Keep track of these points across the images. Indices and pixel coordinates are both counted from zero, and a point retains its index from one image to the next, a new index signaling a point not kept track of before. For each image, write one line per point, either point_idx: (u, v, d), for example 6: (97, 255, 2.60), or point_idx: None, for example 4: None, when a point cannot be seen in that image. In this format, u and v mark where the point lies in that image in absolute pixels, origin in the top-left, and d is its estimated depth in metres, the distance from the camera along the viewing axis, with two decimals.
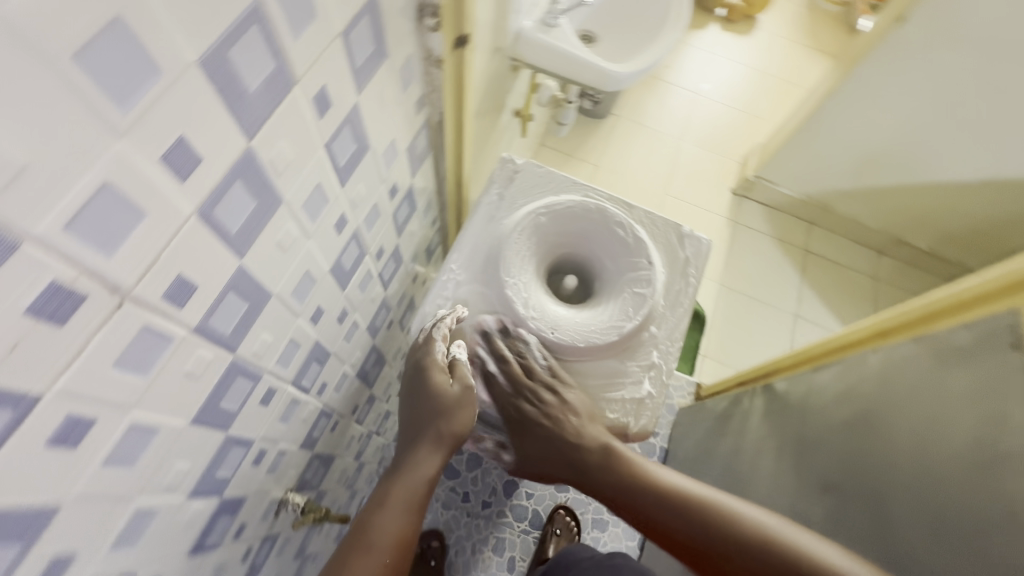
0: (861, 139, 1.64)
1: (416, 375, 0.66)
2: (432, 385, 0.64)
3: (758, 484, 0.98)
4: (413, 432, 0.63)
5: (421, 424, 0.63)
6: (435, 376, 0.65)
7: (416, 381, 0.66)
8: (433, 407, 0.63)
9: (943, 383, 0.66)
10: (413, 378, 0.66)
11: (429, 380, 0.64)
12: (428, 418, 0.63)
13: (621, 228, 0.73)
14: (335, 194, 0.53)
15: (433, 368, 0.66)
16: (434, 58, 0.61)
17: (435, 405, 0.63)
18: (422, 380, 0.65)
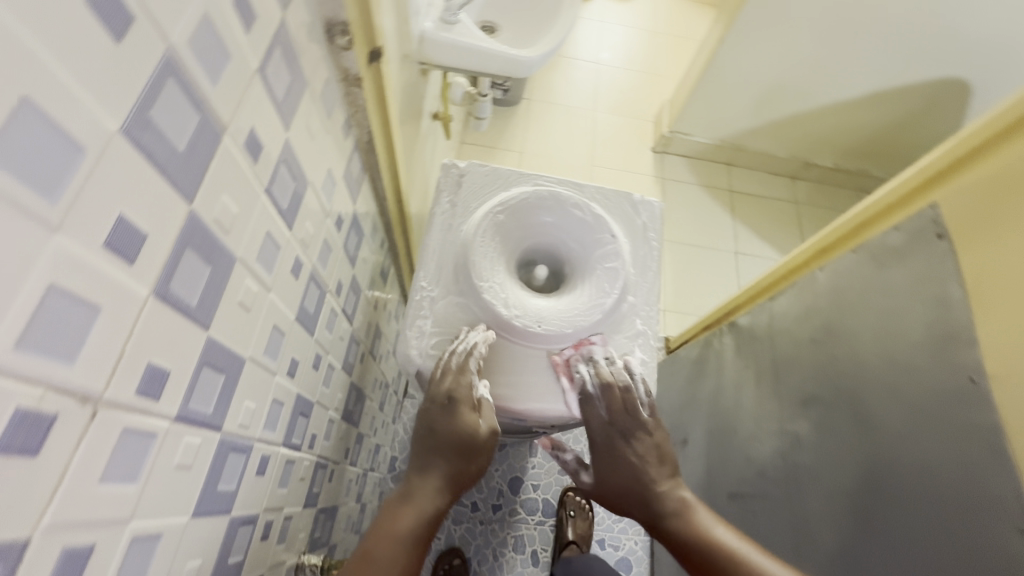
0: (756, 79, 1.75)
1: (436, 410, 0.65)
2: (455, 419, 0.63)
3: (746, 415, 1.04)
4: (426, 459, 0.62)
5: (436, 455, 0.62)
6: (459, 408, 0.64)
7: (437, 415, 0.64)
8: (457, 440, 0.62)
9: (889, 282, 0.72)
10: (429, 413, 0.65)
11: (452, 416, 0.63)
12: (447, 451, 0.62)
13: (578, 208, 0.74)
14: (285, 238, 0.50)
15: (456, 401, 0.64)
16: (352, 77, 0.59)
17: (460, 439, 0.62)
18: (445, 416, 0.63)
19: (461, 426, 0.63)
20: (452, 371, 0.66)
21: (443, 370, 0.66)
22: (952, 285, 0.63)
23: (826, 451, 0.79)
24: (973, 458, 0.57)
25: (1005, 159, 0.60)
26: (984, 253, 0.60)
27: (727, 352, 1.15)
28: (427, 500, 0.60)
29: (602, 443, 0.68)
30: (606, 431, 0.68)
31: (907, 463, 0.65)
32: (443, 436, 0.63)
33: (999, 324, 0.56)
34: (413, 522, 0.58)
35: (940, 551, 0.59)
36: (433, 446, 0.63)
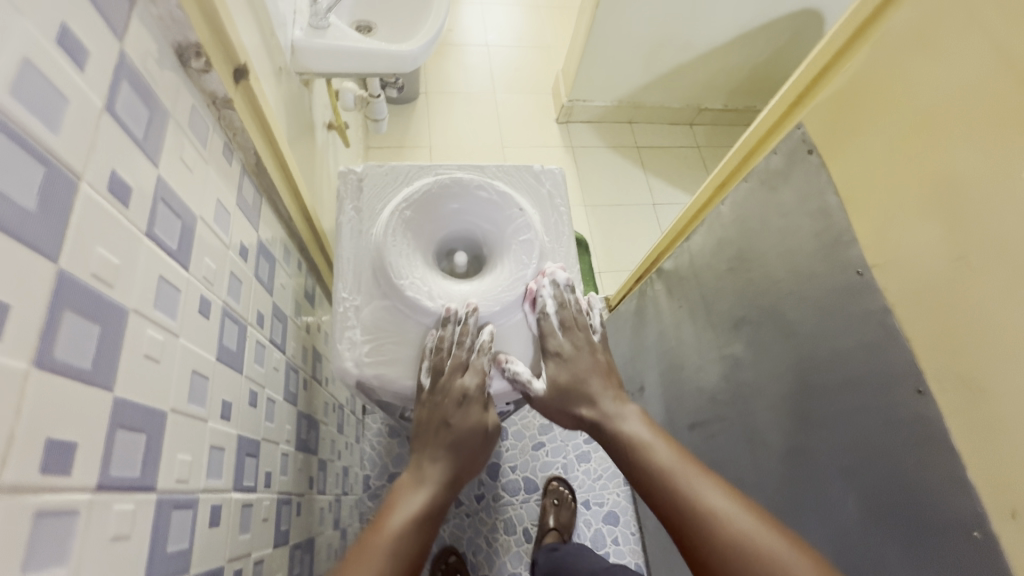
0: (638, 37, 1.82)
1: (450, 406, 0.68)
2: (468, 415, 0.68)
3: (686, 352, 1.10)
4: (435, 449, 0.66)
5: (448, 447, 0.66)
6: (472, 404, 0.68)
7: (452, 412, 0.67)
8: (472, 432, 0.67)
9: (777, 202, 0.79)
10: (442, 408, 0.68)
11: (466, 412, 0.68)
12: (460, 444, 0.66)
13: (482, 189, 0.74)
14: (184, 280, 0.47)
15: (469, 399, 0.68)
16: (221, 99, 0.56)
17: (471, 431, 0.67)
18: (462, 412, 0.68)
19: (475, 422, 0.68)
20: (462, 370, 0.69)
21: (455, 368, 0.68)
22: (829, 194, 0.69)
23: (757, 365, 0.86)
24: (873, 339, 0.63)
25: (849, 72, 0.67)
26: (847, 161, 0.66)
27: (659, 298, 1.21)
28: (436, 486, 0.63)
29: (579, 364, 0.73)
30: (586, 353, 0.74)
31: (825, 359, 0.70)
32: (456, 430, 0.67)
33: (870, 220, 0.63)
34: (425, 502, 0.60)
35: (863, 426, 0.65)
36: (446, 439, 0.66)
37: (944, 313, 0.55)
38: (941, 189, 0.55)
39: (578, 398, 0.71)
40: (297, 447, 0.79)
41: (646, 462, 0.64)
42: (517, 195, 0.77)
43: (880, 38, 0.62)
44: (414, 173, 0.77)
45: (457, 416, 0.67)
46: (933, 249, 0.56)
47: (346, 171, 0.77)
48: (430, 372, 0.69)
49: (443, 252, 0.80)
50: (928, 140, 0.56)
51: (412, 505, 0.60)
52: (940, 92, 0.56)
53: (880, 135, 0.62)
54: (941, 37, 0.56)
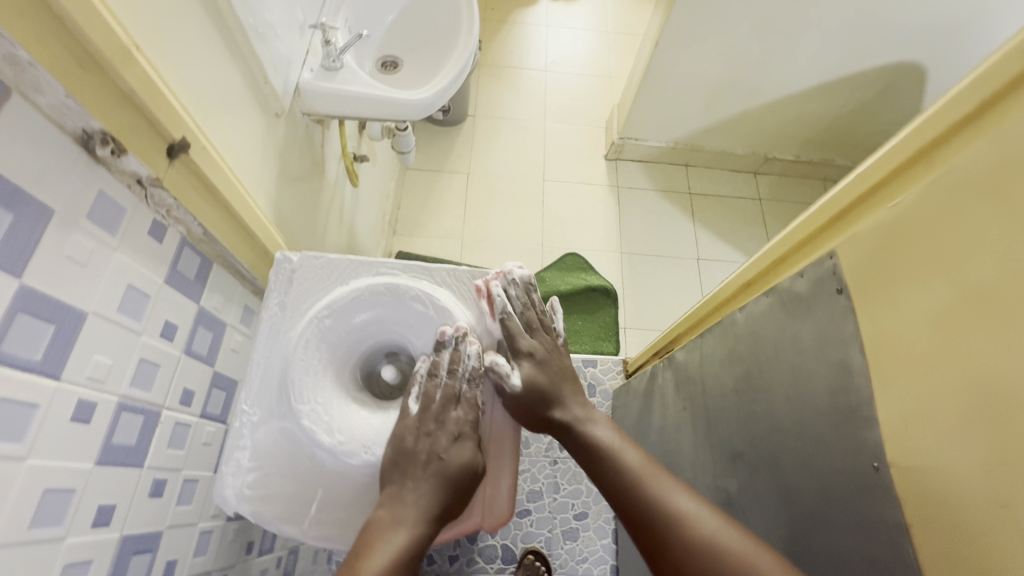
0: (699, 79, 1.66)
1: (444, 440, 0.59)
2: (461, 451, 0.59)
3: (684, 457, 0.97)
4: (417, 476, 0.56)
5: (435, 480, 0.56)
6: (466, 440, 0.60)
7: (443, 444, 0.59)
8: (465, 473, 0.58)
9: (795, 334, 0.65)
10: (433, 442, 0.59)
11: (457, 450, 0.59)
12: (451, 482, 0.57)
13: (419, 301, 0.64)
14: (49, 391, 0.43)
15: (462, 434, 0.60)
16: (147, 178, 0.52)
17: (462, 470, 0.58)
18: (453, 450, 0.59)
19: (469, 458, 0.59)
20: (454, 403, 0.62)
21: (448, 400, 0.61)
22: (853, 350, 0.55)
23: (753, 514, 0.71)
24: (885, 559, 0.49)
25: (898, 205, 0.52)
26: (880, 317, 0.53)
27: (668, 388, 1.08)
28: (424, 522, 0.54)
29: (550, 367, 0.67)
30: (555, 358, 0.68)
31: (824, 549, 0.56)
32: (449, 467, 0.58)
33: (897, 399, 0.49)
34: (409, 542, 0.51)
35: None
36: (433, 473, 0.57)
37: (969, 561, 0.41)
38: (989, 398, 0.41)
39: (552, 399, 0.66)
40: (230, 517, 0.75)
41: (617, 471, 0.60)
42: (458, 307, 0.66)
43: (941, 172, 0.48)
44: (352, 267, 0.66)
45: (449, 452, 0.59)
46: (962, 429, 0.43)
47: (281, 254, 0.66)
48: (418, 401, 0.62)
49: (371, 357, 0.70)
50: (982, 326, 0.42)
51: (395, 545, 0.51)
52: (1007, 268, 0.41)
53: (924, 299, 0.48)
54: (1018, 196, 0.41)
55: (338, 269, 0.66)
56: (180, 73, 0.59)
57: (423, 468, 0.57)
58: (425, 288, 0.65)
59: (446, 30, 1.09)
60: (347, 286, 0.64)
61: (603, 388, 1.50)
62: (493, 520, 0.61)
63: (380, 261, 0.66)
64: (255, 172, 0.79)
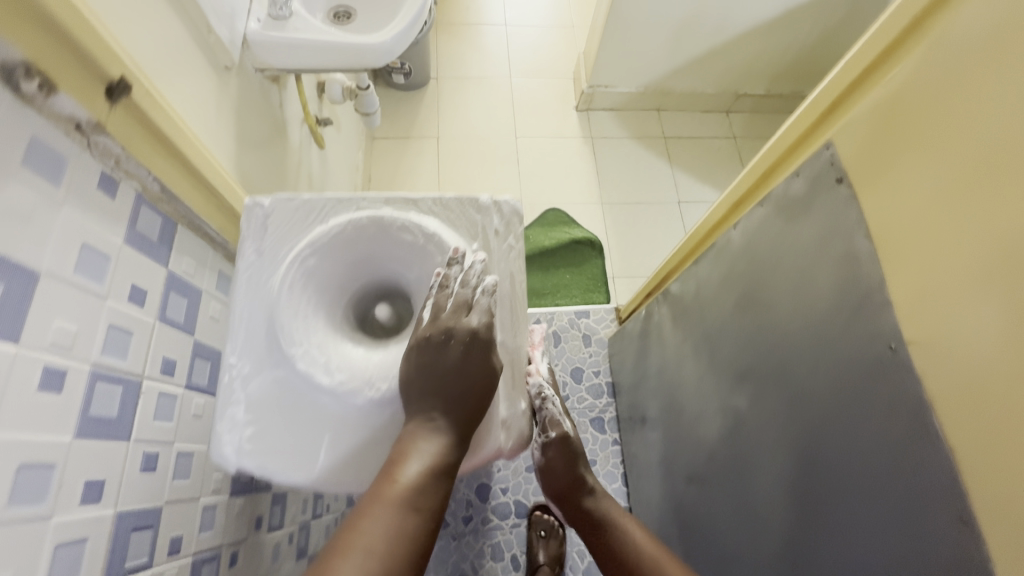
0: (663, 20, 1.61)
1: (457, 352, 0.50)
2: (475, 360, 0.51)
3: (687, 387, 0.97)
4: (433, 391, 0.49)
5: (454, 397, 0.49)
6: (480, 348, 0.51)
7: (458, 357, 0.50)
8: (486, 383, 0.51)
9: (794, 236, 0.63)
10: (446, 357, 0.50)
11: (476, 361, 0.51)
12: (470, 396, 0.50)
13: (407, 232, 0.51)
14: (8, 358, 0.39)
15: (476, 343, 0.51)
16: (88, 123, 0.46)
17: (483, 382, 0.51)
18: (469, 361, 0.50)
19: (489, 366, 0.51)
20: (467, 311, 0.51)
21: (459, 307, 0.51)
22: (859, 238, 0.54)
23: (763, 425, 0.71)
24: (902, 437, 0.49)
25: (892, 80, 0.51)
26: (882, 197, 0.51)
27: (664, 323, 1.07)
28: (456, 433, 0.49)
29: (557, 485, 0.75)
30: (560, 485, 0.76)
31: (840, 440, 0.56)
32: (468, 379, 0.50)
33: (906, 278, 0.49)
34: (444, 452, 0.48)
35: (871, 533, 0.52)
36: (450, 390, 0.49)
37: (981, 420, 0.42)
38: (998, 259, 0.41)
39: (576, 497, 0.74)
40: (233, 493, 0.72)
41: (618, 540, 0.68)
42: (451, 229, 0.54)
43: (940, 36, 0.47)
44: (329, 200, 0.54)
45: (466, 363, 0.50)
46: (975, 301, 0.43)
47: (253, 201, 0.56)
48: (431, 313, 0.52)
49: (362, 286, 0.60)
50: (989, 188, 0.42)
51: (426, 456, 0.47)
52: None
53: (933, 170, 0.47)
54: None
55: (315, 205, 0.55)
56: (107, 11, 0.53)
57: (441, 385, 0.49)
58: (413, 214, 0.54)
59: None
60: (325, 222, 0.53)
61: (597, 337, 1.49)
62: (513, 444, 0.55)
63: (360, 193, 0.55)
64: (208, 133, 0.73)
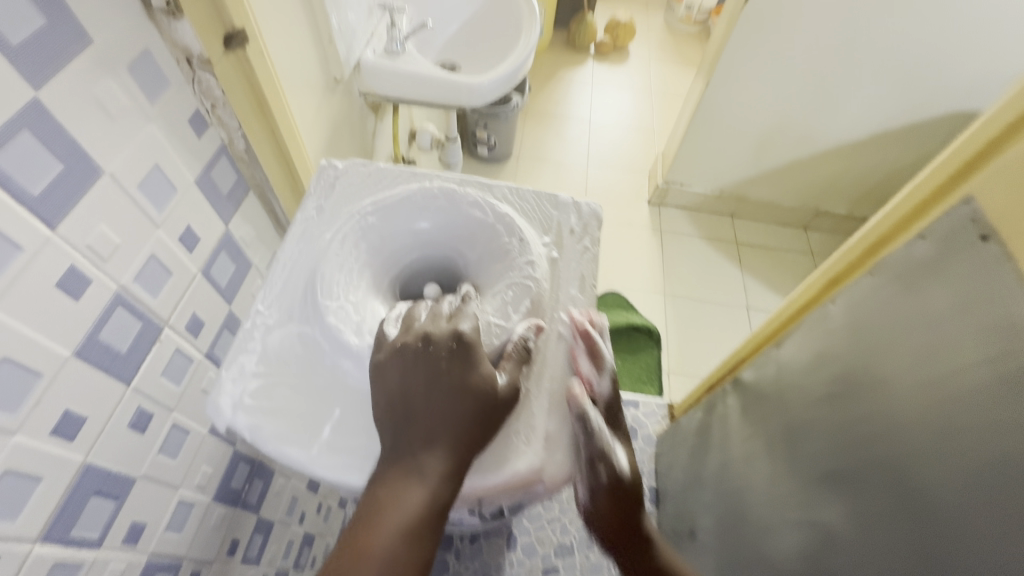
0: (747, 128, 1.62)
1: (435, 366, 0.36)
2: (462, 377, 0.36)
3: (755, 496, 0.80)
4: (404, 436, 0.36)
5: (432, 436, 0.35)
6: (467, 365, 0.36)
7: (439, 368, 0.36)
8: (479, 409, 0.36)
9: (923, 303, 0.53)
10: (415, 378, 0.36)
11: (453, 378, 0.36)
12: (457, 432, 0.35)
13: (478, 208, 0.46)
14: (37, 238, 0.36)
15: (464, 357, 0.37)
16: (198, 58, 0.48)
17: (473, 411, 0.35)
18: (444, 383, 0.36)
19: (479, 379, 0.36)
20: (455, 317, 0.39)
21: (437, 316, 0.39)
22: (1015, 302, 0.44)
23: (865, 552, 0.55)
24: None
25: None
26: None
27: (731, 417, 0.93)
28: (447, 479, 0.34)
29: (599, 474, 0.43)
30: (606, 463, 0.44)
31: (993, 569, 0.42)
32: (451, 411, 0.35)
33: None
34: (429, 508, 0.33)
35: None
36: (424, 429, 0.35)
37: None
38: None
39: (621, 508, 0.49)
40: (214, 499, 0.63)
41: None
42: (526, 222, 0.47)
43: None
44: (402, 175, 0.50)
45: (444, 386, 0.36)
46: None
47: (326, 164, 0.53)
48: (401, 325, 0.39)
49: (413, 281, 0.50)
50: None
51: (400, 518, 0.33)
52: None
53: None
54: None
55: (387, 177, 0.50)
56: None
57: (415, 414, 0.36)
58: (485, 195, 0.47)
59: (507, 36, 1.10)
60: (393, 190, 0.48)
61: (645, 432, 1.33)
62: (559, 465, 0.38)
63: (437, 171, 0.50)
64: (302, 127, 0.76)
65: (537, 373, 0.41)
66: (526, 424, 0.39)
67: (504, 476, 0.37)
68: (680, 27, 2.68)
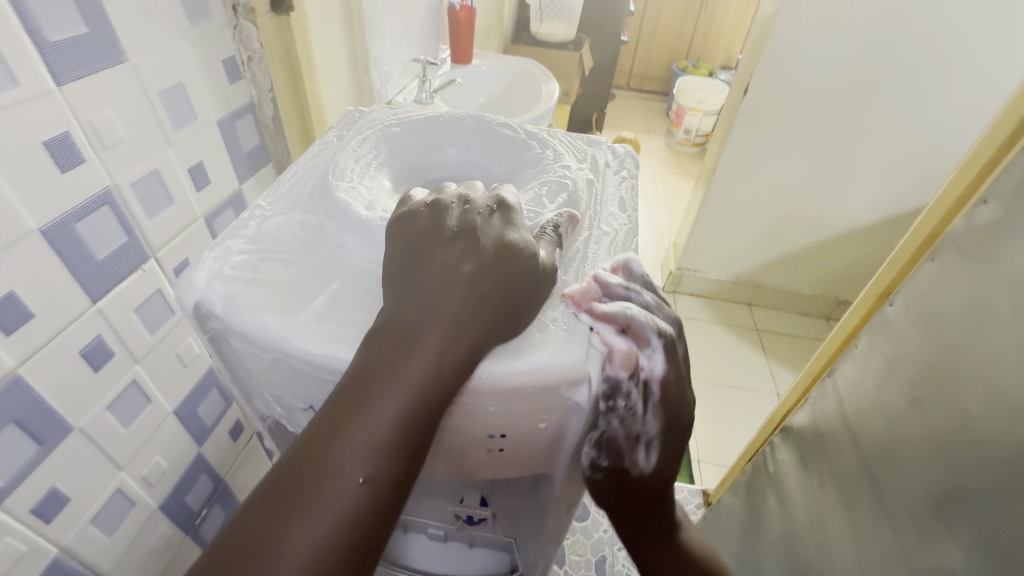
0: (757, 210, 1.60)
1: (463, 226, 0.32)
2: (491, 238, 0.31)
3: (836, 564, 0.63)
4: (414, 294, 0.29)
5: (451, 291, 0.29)
6: (498, 230, 0.32)
7: (473, 227, 0.32)
8: (507, 268, 0.30)
9: (1005, 264, 0.47)
10: (439, 234, 0.31)
11: (482, 238, 0.31)
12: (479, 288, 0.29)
13: (508, 128, 0.44)
14: (38, 84, 0.33)
15: (496, 222, 0.32)
16: (243, 7, 0.50)
17: (502, 268, 0.30)
18: (470, 241, 0.31)
19: (512, 245, 0.31)
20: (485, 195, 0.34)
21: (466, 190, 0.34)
22: None
23: None
24: None
25: None
26: None
27: (790, 475, 0.78)
28: (458, 340, 0.28)
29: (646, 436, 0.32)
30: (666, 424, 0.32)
31: None
32: (478, 268, 0.30)
33: None
34: (431, 374, 0.27)
35: None
36: (440, 283, 0.30)
37: None
38: None
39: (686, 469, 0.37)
40: (162, 507, 0.51)
41: None
42: (558, 145, 0.44)
43: None
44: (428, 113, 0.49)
45: (470, 244, 0.31)
46: None
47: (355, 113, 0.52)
48: (429, 191, 0.35)
49: None
50: None
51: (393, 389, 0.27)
52: None
53: None
54: None
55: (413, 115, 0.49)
56: None
57: (436, 268, 0.30)
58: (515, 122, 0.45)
59: (528, 103, 1.18)
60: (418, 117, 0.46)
61: None
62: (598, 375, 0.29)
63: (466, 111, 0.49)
64: None
65: (576, 266, 0.35)
66: (566, 313, 0.31)
67: (533, 364, 0.28)
68: (680, 148, 2.85)
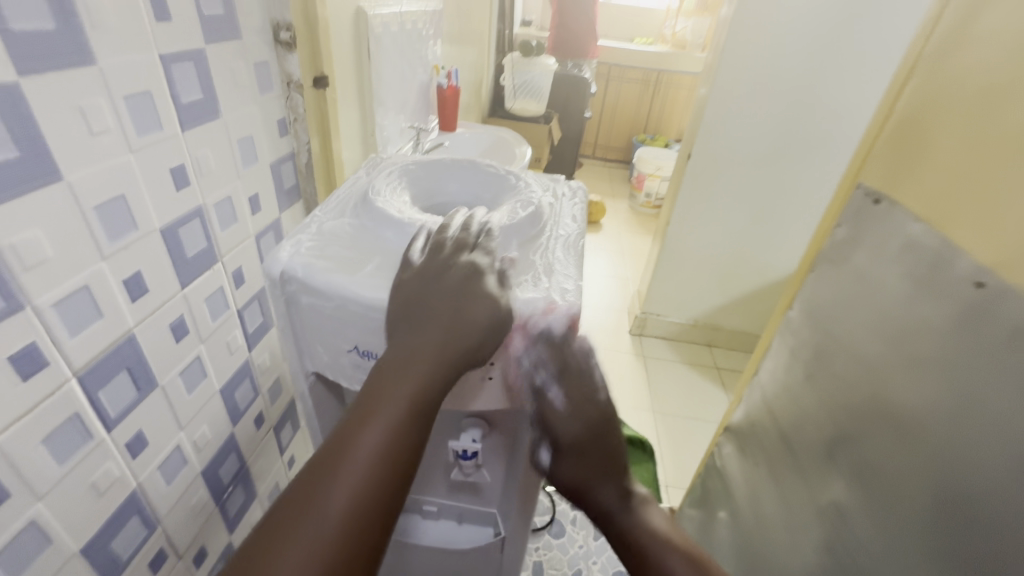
0: (708, 258, 1.81)
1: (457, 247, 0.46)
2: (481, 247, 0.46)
3: (771, 529, 0.75)
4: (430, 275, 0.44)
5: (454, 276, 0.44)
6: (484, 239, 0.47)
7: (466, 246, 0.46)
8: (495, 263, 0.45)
9: (853, 265, 0.64)
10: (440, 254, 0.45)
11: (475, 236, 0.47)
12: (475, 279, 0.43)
13: (492, 166, 0.61)
14: (171, 130, 0.48)
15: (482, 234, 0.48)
16: (295, 83, 0.67)
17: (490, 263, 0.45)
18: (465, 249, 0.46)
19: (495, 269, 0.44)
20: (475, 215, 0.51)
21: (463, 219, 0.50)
22: (912, 225, 0.56)
23: (874, 505, 0.56)
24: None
25: (895, 121, 0.62)
26: (920, 187, 0.56)
27: (733, 466, 0.90)
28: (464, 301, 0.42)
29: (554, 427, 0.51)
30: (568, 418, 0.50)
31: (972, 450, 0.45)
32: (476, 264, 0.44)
33: (970, 226, 0.48)
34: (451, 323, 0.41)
35: None
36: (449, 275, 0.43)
37: None
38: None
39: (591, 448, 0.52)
40: (201, 472, 0.60)
41: None
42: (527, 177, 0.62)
43: (914, 77, 0.60)
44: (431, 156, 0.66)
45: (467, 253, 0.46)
46: None
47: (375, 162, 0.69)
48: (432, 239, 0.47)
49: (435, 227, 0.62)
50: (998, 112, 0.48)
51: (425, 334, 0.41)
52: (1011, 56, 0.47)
53: (949, 137, 0.53)
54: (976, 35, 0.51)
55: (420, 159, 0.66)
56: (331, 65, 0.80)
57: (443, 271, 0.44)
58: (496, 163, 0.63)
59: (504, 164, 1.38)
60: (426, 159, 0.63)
61: None
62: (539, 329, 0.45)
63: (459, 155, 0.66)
64: None
65: (541, 252, 0.51)
66: (535, 277, 0.47)
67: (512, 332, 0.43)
68: (641, 209, 3.12)
